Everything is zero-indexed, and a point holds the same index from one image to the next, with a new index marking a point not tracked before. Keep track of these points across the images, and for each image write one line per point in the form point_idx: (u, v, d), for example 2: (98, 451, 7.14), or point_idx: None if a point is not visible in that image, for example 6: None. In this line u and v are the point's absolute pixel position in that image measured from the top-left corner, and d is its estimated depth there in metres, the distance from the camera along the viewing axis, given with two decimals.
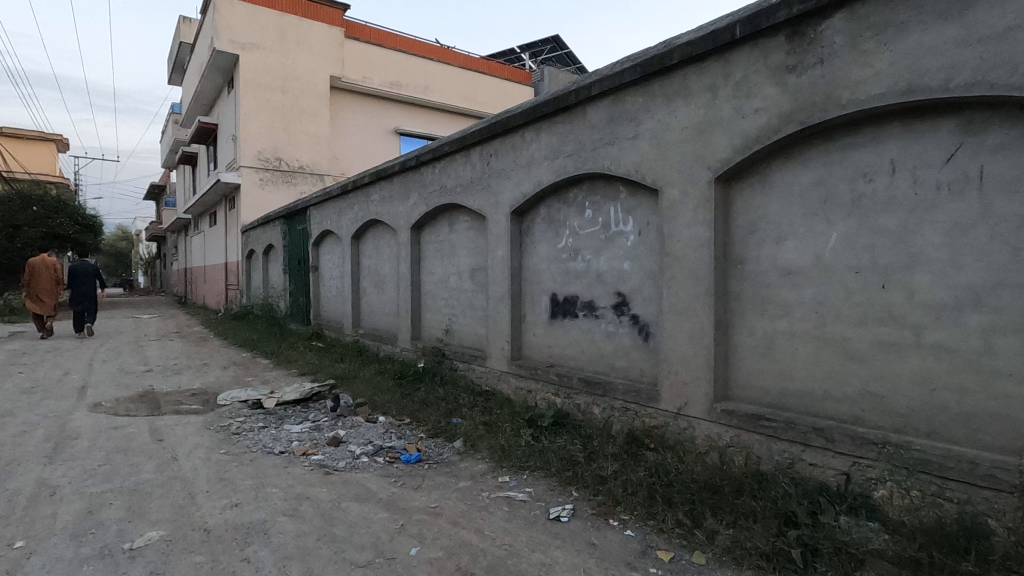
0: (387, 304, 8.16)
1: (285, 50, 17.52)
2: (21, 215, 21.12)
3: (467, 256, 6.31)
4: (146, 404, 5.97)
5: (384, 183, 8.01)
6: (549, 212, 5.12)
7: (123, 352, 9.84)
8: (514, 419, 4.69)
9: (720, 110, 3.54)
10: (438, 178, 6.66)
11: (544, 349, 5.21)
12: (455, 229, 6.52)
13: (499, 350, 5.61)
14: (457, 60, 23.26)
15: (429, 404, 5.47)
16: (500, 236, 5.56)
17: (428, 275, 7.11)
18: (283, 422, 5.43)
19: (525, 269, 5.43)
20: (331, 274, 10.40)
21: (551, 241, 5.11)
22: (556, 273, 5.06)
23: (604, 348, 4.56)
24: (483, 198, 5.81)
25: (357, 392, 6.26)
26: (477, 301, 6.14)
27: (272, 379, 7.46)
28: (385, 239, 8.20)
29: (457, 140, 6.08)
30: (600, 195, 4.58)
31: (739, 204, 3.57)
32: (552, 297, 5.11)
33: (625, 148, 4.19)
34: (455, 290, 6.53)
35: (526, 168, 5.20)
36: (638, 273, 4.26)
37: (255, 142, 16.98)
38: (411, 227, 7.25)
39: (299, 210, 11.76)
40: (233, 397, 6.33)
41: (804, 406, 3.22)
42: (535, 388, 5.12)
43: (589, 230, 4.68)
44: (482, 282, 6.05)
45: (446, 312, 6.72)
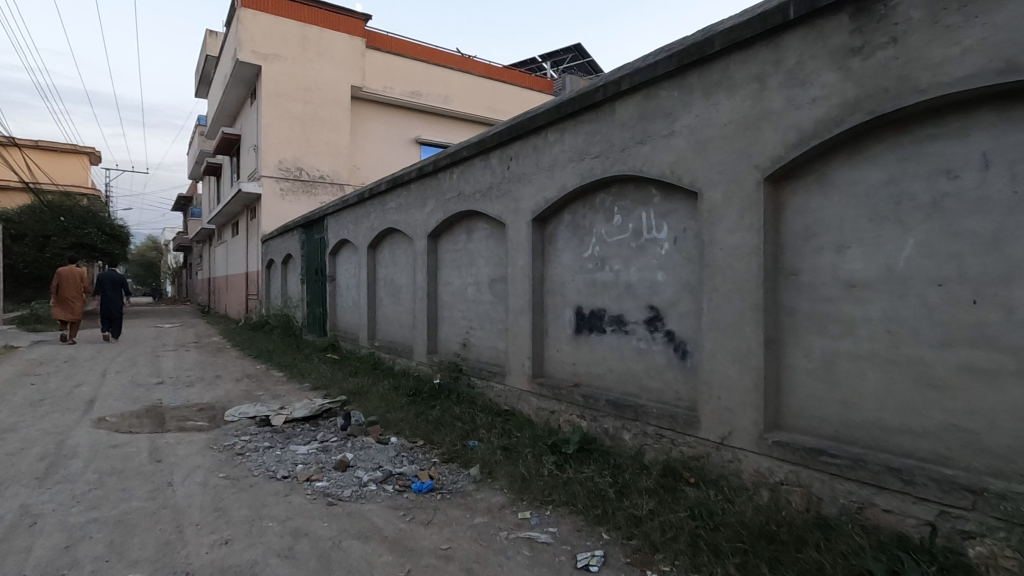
0: (403, 316, 7.84)
1: (307, 61, 17.58)
2: (51, 226, 21.51)
3: (485, 266, 5.96)
4: (151, 420, 5.72)
5: (401, 190, 7.73)
6: (574, 218, 4.75)
7: (139, 362, 9.71)
8: (536, 444, 4.30)
9: (769, 101, 3.14)
10: (455, 184, 6.35)
11: (568, 367, 4.82)
12: (473, 237, 6.18)
13: (519, 366, 5.23)
14: (479, 68, 23.10)
15: (444, 424, 5.11)
16: (520, 245, 5.20)
17: (445, 286, 6.77)
18: (290, 441, 5.12)
19: (548, 280, 5.06)
20: (347, 284, 10.15)
21: (576, 250, 4.73)
22: (581, 285, 4.67)
23: (635, 368, 4.15)
24: (503, 204, 5.47)
25: (369, 409, 5.93)
26: (496, 314, 5.77)
27: (283, 393, 7.18)
28: (402, 248, 7.90)
29: (476, 143, 5.76)
30: (630, 199, 4.19)
31: (791, 207, 3.15)
32: (576, 310, 4.72)
33: (659, 147, 3.81)
34: (473, 302, 6.18)
35: (549, 172, 4.84)
36: (673, 284, 3.85)
37: (276, 152, 17.00)
38: (428, 236, 6.95)
39: (317, 219, 11.58)
40: (241, 413, 6.05)
41: (875, 441, 2.77)
42: (558, 409, 4.72)
43: (618, 237, 4.30)
44: (501, 294, 5.69)
45: (463, 325, 6.37)
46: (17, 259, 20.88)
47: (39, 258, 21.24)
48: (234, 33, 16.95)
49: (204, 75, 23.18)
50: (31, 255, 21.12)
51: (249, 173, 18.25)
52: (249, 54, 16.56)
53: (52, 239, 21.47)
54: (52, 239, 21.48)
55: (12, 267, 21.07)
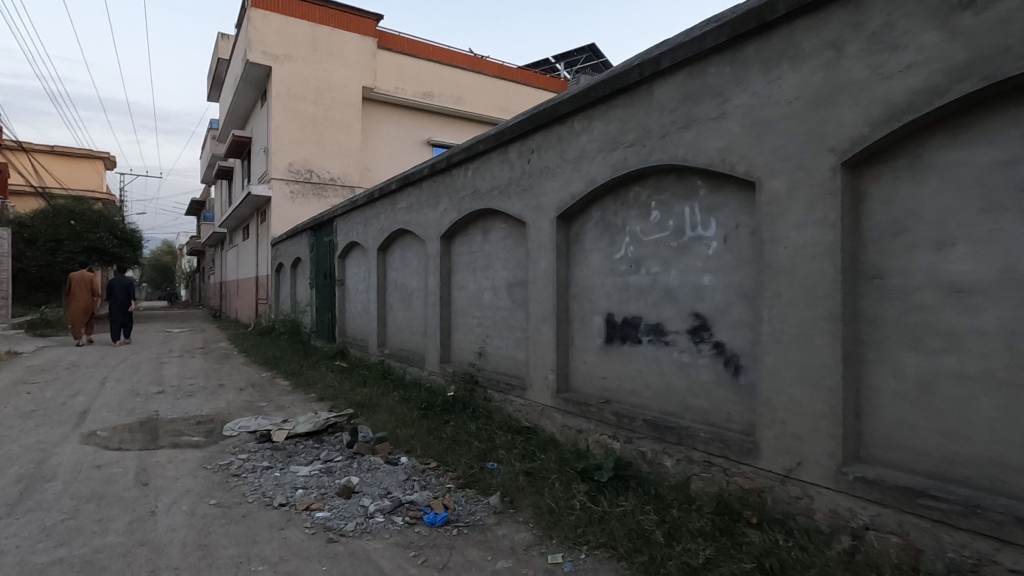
0: (414, 322, 7.40)
1: (318, 61, 17.30)
2: (63, 230, 21.42)
3: (503, 270, 5.50)
4: (144, 435, 5.31)
5: (412, 190, 7.30)
6: (603, 216, 4.27)
7: (142, 370, 9.36)
8: (564, 469, 3.82)
9: (848, 72, 2.64)
10: (470, 181, 5.90)
11: (597, 381, 4.33)
12: (490, 238, 5.73)
13: (541, 380, 4.75)
14: (492, 69, 22.72)
15: (459, 443, 4.65)
16: (543, 246, 4.73)
17: (459, 291, 6.32)
18: (291, 461, 4.68)
19: (573, 284, 4.58)
20: (356, 289, 9.75)
21: (606, 251, 4.25)
22: (612, 290, 4.19)
23: (676, 384, 3.66)
24: (523, 201, 5.00)
25: (378, 424, 5.49)
26: (515, 322, 5.30)
27: (288, 405, 6.76)
28: (413, 251, 7.46)
29: (493, 135, 5.31)
30: (670, 193, 3.71)
31: (874, 198, 2.65)
32: (607, 318, 4.24)
33: (707, 132, 3.32)
34: (489, 308, 5.72)
35: (576, 164, 4.37)
36: (723, 289, 3.35)
37: (286, 154, 16.71)
38: (441, 237, 6.50)
39: (326, 221, 11.20)
40: (241, 427, 5.62)
41: (990, 482, 2.26)
42: (586, 428, 4.24)
43: (656, 236, 3.81)
44: (520, 300, 5.22)
45: (479, 333, 5.91)
46: (29, 263, 20.77)
47: (51, 263, 21.15)
48: (244, 34, 16.73)
49: (215, 78, 23.03)
50: (43, 259, 21.02)
51: (259, 176, 17.99)
52: (259, 55, 16.30)
53: (64, 243, 21.41)
54: (64, 243, 21.41)
55: (24, 271, 20.98)
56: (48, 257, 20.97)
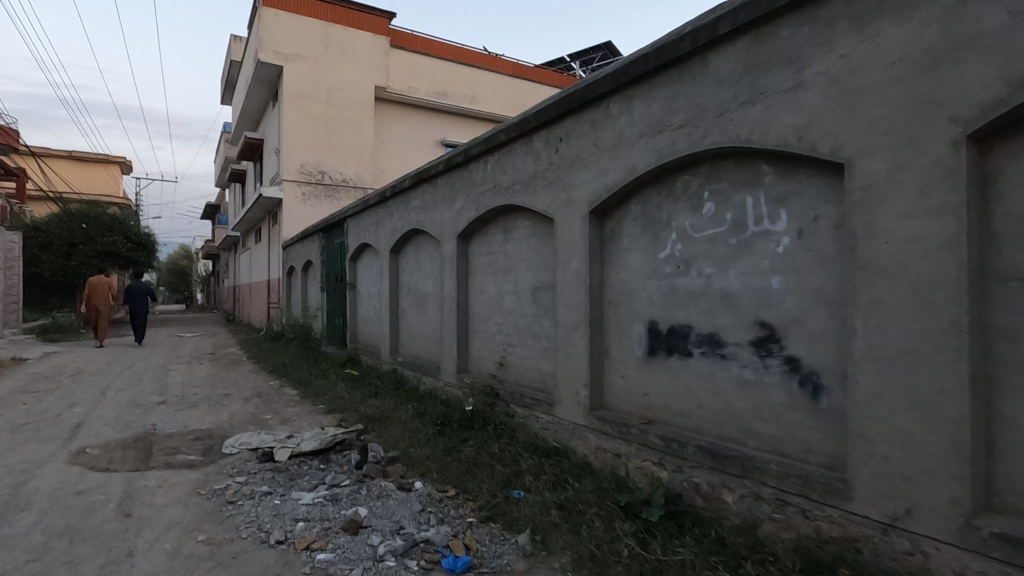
0: (429, 328, 6.92)
1: (330, 60, 16.97)
2: (76, 234, 21.31)
3: (527, 272, 5.00)
4: (136, 453, 4.88)
5: (427, 187, 6.82)
6: (645, 210, 3.75)
7: (146, 378, 8.98)
8: (604, 503, 3.29)
9: (975, 22, 2.11)
10: (490, 176, 5.41)
11: (636, 399, 3.81)
12: (512, 237, 5.23)
13: (571, 396, 4.23)
14: (506, 68, 22.26)
15: (481, 466, 4.15)
16: (573, 246, 4.22)
17: (478, 295, 5.83)
18: (293, 486, 4.20)
19: (609, 288, 4.07)
20: (368, 293, 9.30)
21: (648, 250, 3.72)
22: (655, 295, 3.66)
23: (736, 405, 3.12)
24: (550, 196, 4.50)
25: (390, 441, 5.01)
26: (541, 330, 4.79)
27: (294, 417, 6.30)
28: (428, 252, 6.99)
29: (516, 123, 4.81)
30: (727, 181, 3.18)
31: (1009, 179, 2.10)
32: (649, 326, 3.71)
33: (778, 107, 2.79)
34: (511, 314, 5.22)
35: (612, 152, 3.84)
36: (798, 294, 2.81)
37: (297, 155, 16.39)
38: (457, 237, 6.02)
39: (337, 222, 10.79)
40: (241, 445, 5.16)
41: None
42: (626, 452, 3.71)
43: (710, 232, 3.28)
44: (547, 306, 4.71)
45: (500, 341, 5.41)
46: (43, 267, 20.68)
47: (65, 267, 21.06)
48: (256, 34, 16.46)
49: (228, 81, 22.86)
50: (57, 263, 20.92)
51: (271, 178, 17.69)
52: (270, 55, 16.01)
53: (78, 246, 21.30)
54: (78, 246, 21.30)
55: (38, 275, 20.90)
56: (62, 261, 20.88)
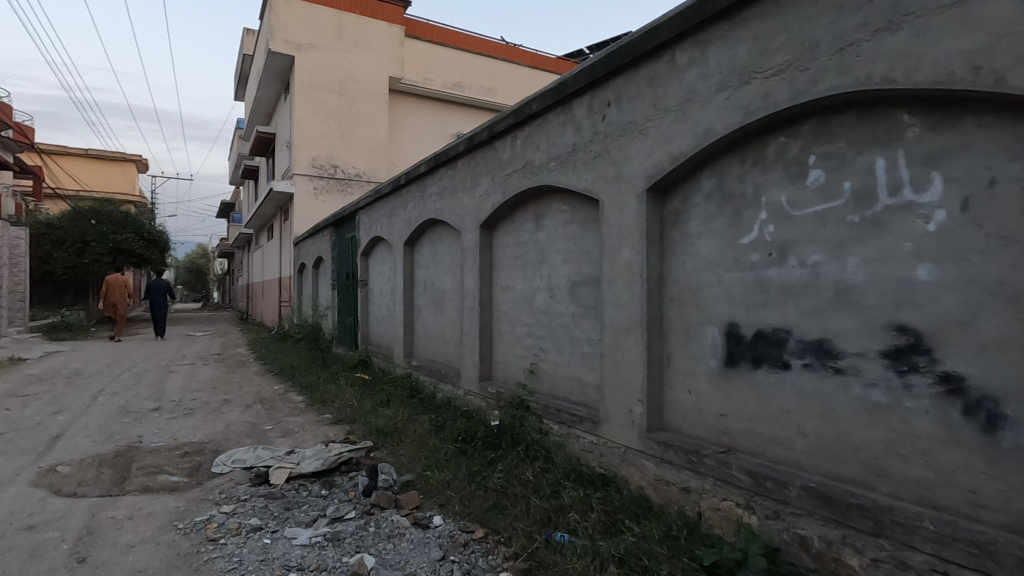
0: (447, 330, 6.22)
1: (343, 50, 16.36)
2: (88, 232, 20.93)
3: (563, 265, 4.27)
4: (111, 473, 4.22)
5: (445, 172, 6.11)
6: (722, 184, 2.99)
7: (145, 381, 8.38)
8: (677, 559, 2.56)
9: None
10: (519, 154, 4.68)
11: (708, 421, 3.06)
12: (545, 224, 4.51)
13: (621, 414, 3.49)
14: (525, 59, 21.50)
15: (513, 499, 3.43)
16: (625, 231, 3.47)
17: (504, 292, 5.11)
18: (288, 519, 3.51)
19: (670, 282, 3.32)
20: (381, 290, 8.63)
21: (725, 234, 2.97)
22: (735, 290, 2.91)
23: (859, 436, 2.36)
24: (594, 173, 3.76)
25: (403, 463, 4.31)
26: (581, 333, 4.06)
27: (297, 429, 5.63)
28: (446, 245, 6.29)
29: (553, 89, 4.08)
30: (846, 140, 2.42)
31: None
32: (726, 330, 2.96)
33: (937, 31, 2.03)
34: (544, 315, 4.50)
35: (679, 113, 3.10)
36: (961, 288, 2.06)
37: (309, 148, 15.82)
38: (481, 226, 5.30)
39: (348, 216, 10.14)
40: (233, 464, 4.50)
41: None
42: (697, 488, 2.98)
43: (819, 208, 2.53)
44: (589, 305, 3.98)
45: (530, 345, 4.69)
46: (56, 265, 20.34)
47: (76, 265, 20.70)
48: (267, 23, 15.90)
49: (240, 74, 22.36)
50: (69, 260, 20.56)
51: (282, 172, 17.15)
52: (281, 44, 15.43)
53: (90, 244, 20.96)
54: (90, 244, 20.96)
55: (51, 273, 20.56)
56: (74, 259, 20.55)
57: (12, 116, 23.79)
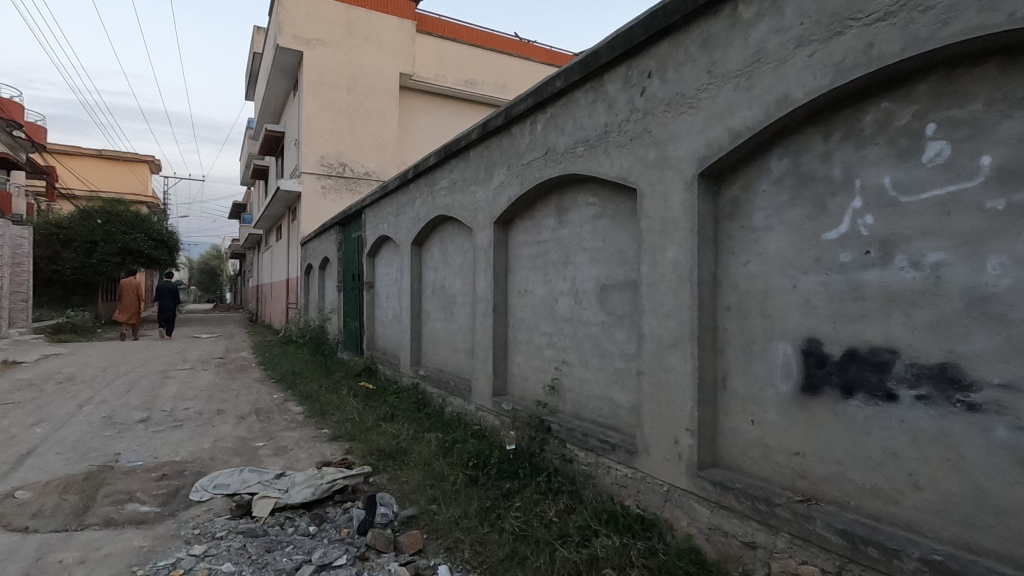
0: (457, 337, 5.67)
1: (353, 46, 15.91)
2: (97, 232, 20.65)
3: (591, 266, 3.71)
4: (75, 501, 3.70)
5: (456, 163, 5.56)
6: (798, 166, 2.41)
7: (138, 387, 7.91)
8: None
9: None
10: (539, 139, 4.12)
11: (778, 460, 2.47)
12: (570, 220, 3.94)
13: (664, 445, 2.91)
14: (539, 55, 20.93)
15: (534, 548, 2.86)
16: (670, 226, 2.89)
17: (521, 297, 4.55)
18: (267, 565, 2.96)
19: (727, 287, 2.73)
20: (387, 293, 8.10)
21: (802, 227, 2.38)
22: (816, 299, 2.32)
23: (1004, 497, 1.77)
24: (631, 157, 3.19)
25: (406, 494, 3.76)
26: (613, 346, 3.48)
27: (292, 446, 5.11)
28: (457, 244, 5.74)
29: (582, 61, 3.51)
30: (983, 101, 1.83)
31: None
32: (803, 347, 2.38)
33: None
34: (568, 323, 3.93)
35: (743, 79, 2.52)
36: None
37: (317, 146, 15.39)
38: (496, 222, 4.75)
39: (355, 214, 9.64)
40: (214, 490, 3.98)
41: None
42: (766, 545, 2.40)
43: (941, 190, 1.93)
44: (623, 313, 3.41)
45: (552, 357, 4.13)
46: (64, 265, 20.05)
47: (85, 266, 20.44)
48: (275, 18, 15.49)
49: (250, 72, 22.04)
50: (78, 260, 20.28)
51: (291, 171, 16.72)
52: (290, 40, 15.01)
53: (99, 244, 20.70)
54: (99, 244, 20.70)
55: (60, 274, 20.28)
56: (83, 259, 20.30)
57: (23, 116, 23.57)
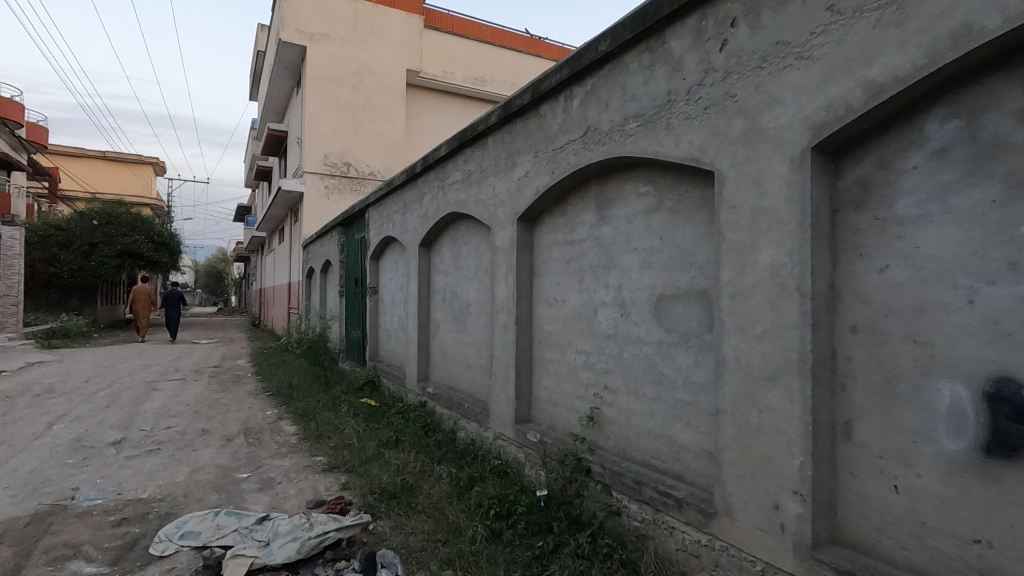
0: (471, 352, 4.97)
1: (358, 41, 15.32)
2: (96, 233, 20.03)
3: (643, 272, 3.01)
4: (4, 560, 2.99)
5: (472, 153, 4.86)
6: (975, 130, 1.69)
7: (120, 402, 7.21)
8: None
9: None
10: (576, 119, 3.41)
11: (941, 548, 1.75)
12: (615, 215, 3.24)
13: (757, 510, 2.19)
14: (551, 52, 20.27)
15: None
16: (768, 219, 2.18)
17: (550, 308, 3.84)
18: None
19: (851, 300, 2.02)
20: (392, 299, 7.41)
21: (983, 218, 1.67)
22: (1010, 319, 1.60)
23: None
24: (705, 132, 2.48)
25: (413, 553, 3.04)
26: (676, 372, 2.77)
27: (280, 478, 4.40)
28: (471, 245, 5.04)
29: (636, 13, 2.81)
30: None
31: None
32: (987, 389, 1.65)
33: None
34: (612, 341, 3.22)
35: (887, 10, 1.80)
36: None
37: (320, 145, 14.77)
38: (519, 220, 4.05)
39: (357, 214, 8.97)
40: (181, 541, 3.25)
41: None
42: None
43: None
44: (689, 331, 2.70)
45: (590, 380, 3.42)
46: (61, 268, 19.39)
47: (84, 267, 19.80)
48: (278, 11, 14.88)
49: (254, 71, 21.51)
50: (76, 263, 19.60)
51: (293, 170, 16.10)
52: (293, 34, 14.41)
53: (98, 245, 20.07)
54: (98, 245, 20.07)
55: (57, 277, 19.55)
56: (81, 261, 19.69)
57: (22, 117, 22.97)
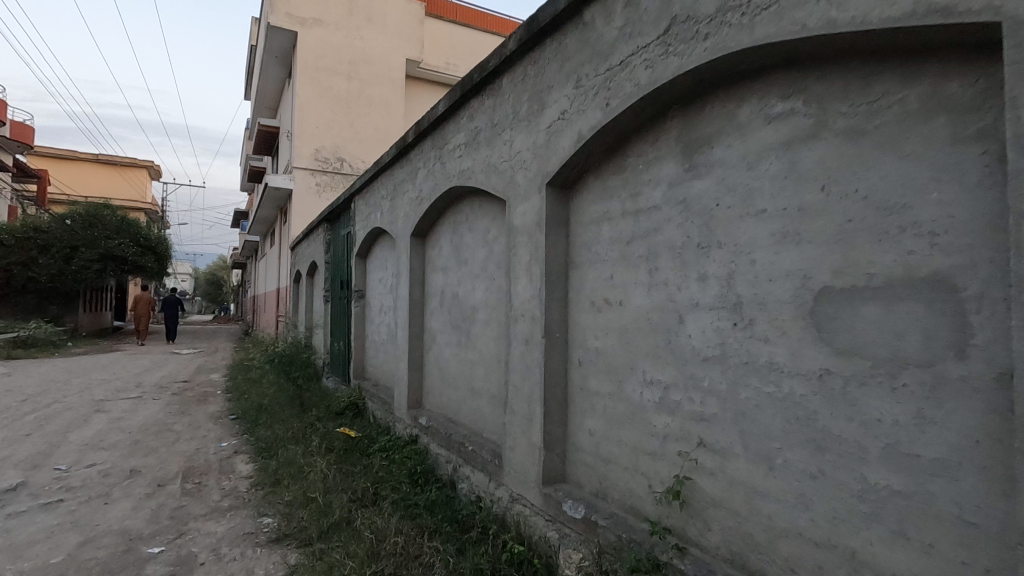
0: (476, 372, 3.70)
1: (354, 27, 14.13)
2: (77, 236, 18.70)
3: (784, 251, 1.72)
4: None
5: (479, 105, 3.61)
6: None
7: (48, 429, 5.90)
8: None
9: None
10: (650, 12, 2.15)
11: None
12: (719, 161, 1.96)
13: None
14: None
15: None
16: None
17: (598, 314, 2.56)
18: None
19: None
20: (380, 304, 6.14)
21: None
22: None
23: None
24: None
25: None
26: (868, 433, 1.48)
27: (206, 555, 3.08)
28: (478, 231, 3.77)
29: None
30: None
31: None
32: None
33: None
34: (716, 369, 1.94)
35: None
36: None
37: (311, 138, 13.56)
38: (549, 186, 2.78)
39: (343, 206, 7.71)
40: None
41: None
42: None
43: None
44: (899, 357, 1.43)
45: (671, 430, 2.13)
46: (40, 272, 18.10)
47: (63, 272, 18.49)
48: None
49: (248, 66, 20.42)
50: (55, 267, 18.27)
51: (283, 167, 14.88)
52: (283, 18, 13.23)
53: (79, 249, 18.72)
54: (79, 249, 18.72)
55: (34, 281, 18.16)
56: (61, 265, 18.37)
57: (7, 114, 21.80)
